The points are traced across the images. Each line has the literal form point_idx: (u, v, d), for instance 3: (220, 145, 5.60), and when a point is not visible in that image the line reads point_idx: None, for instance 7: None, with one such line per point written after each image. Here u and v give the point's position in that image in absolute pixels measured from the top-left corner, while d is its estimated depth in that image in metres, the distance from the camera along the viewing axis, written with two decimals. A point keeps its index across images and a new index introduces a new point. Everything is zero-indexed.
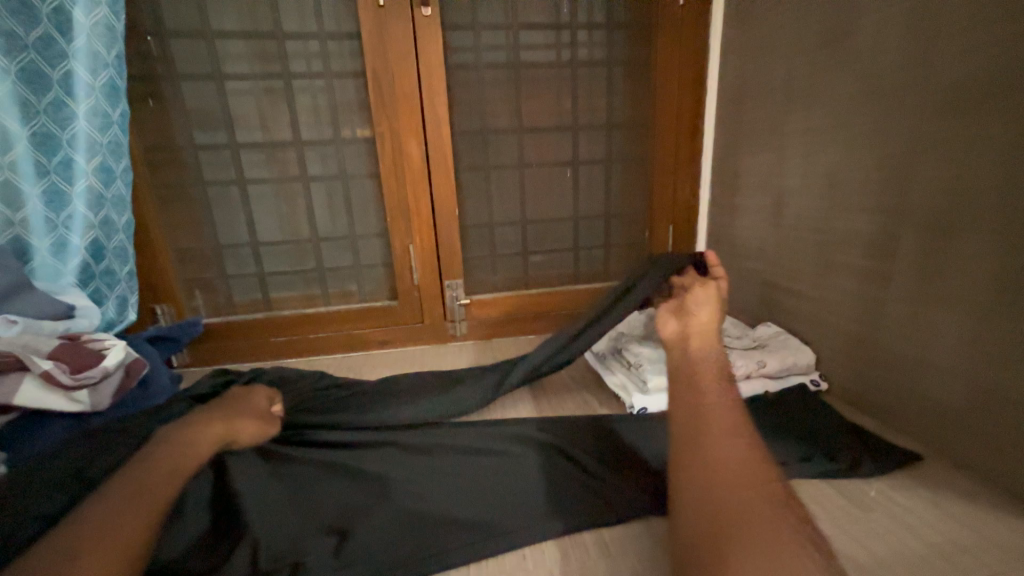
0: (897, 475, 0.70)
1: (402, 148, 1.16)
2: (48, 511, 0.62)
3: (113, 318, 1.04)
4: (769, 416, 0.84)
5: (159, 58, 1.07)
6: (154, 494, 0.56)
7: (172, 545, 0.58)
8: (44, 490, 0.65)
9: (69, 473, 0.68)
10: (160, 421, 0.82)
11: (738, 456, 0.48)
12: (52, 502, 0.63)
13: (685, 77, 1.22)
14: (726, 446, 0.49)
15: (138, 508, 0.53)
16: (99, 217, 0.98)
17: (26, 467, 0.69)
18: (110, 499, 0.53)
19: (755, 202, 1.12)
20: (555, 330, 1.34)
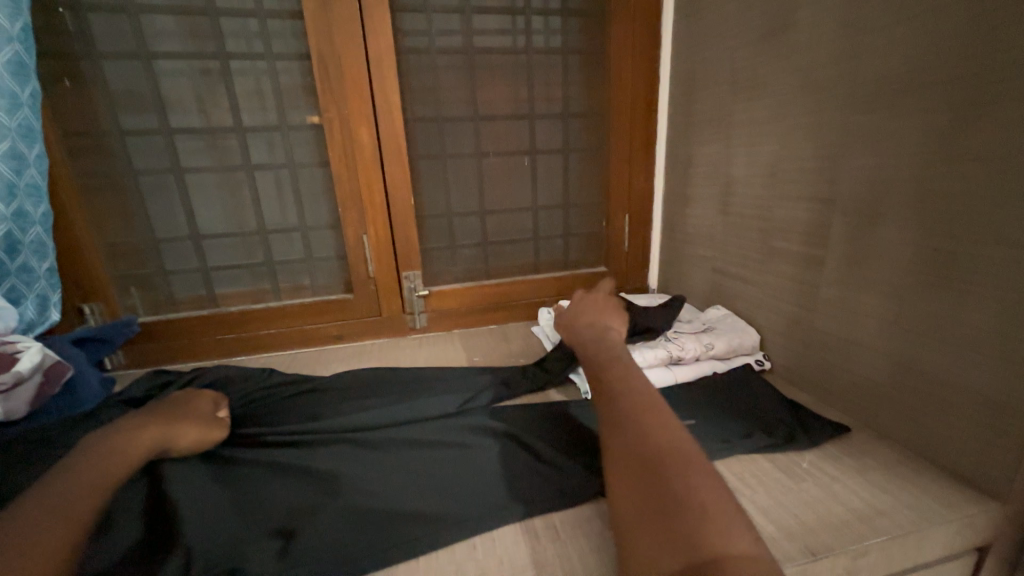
0: (828, 447, 0.75)
1: (352, 136, 1.11)
2: None
3: (33, 319, 0.95)
4: (717, 397, 0.87)
5: (76, 35, 0.98)
6: (76, 506, 0.52)
7: (96, 557, 0.54)
8: None
9: None
10: (88, 430, 0.76)
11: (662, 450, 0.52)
12: None
13: (638, 68, 1.23)
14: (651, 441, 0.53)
15: (55, 520, 0.49)
16: (13, 209, 0.88)
17: None
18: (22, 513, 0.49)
19: (706, 192, 1.16)
20: (516, 320, 1.35)
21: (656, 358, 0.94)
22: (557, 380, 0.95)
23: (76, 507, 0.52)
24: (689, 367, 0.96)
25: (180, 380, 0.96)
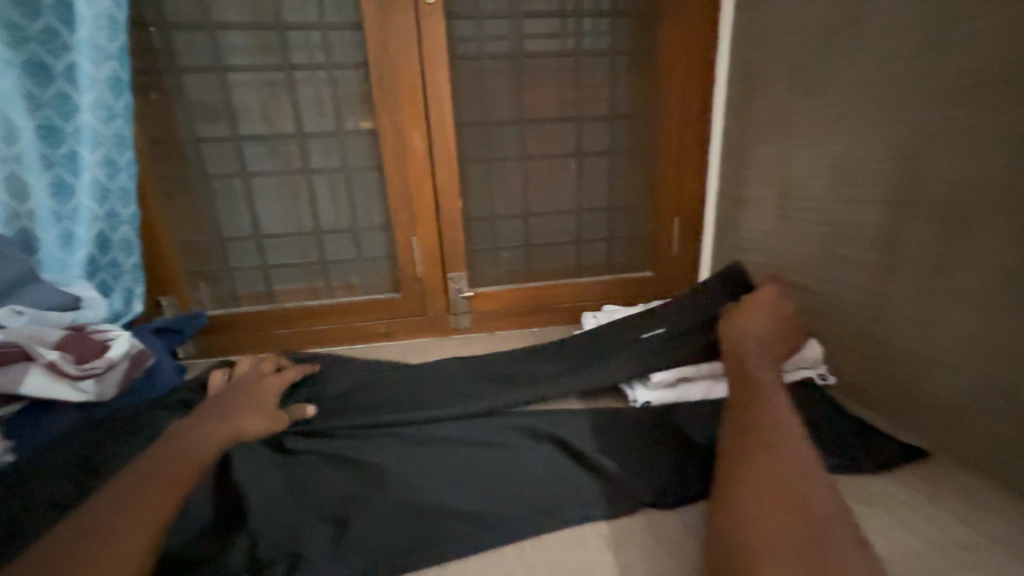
0: (899, 471, 0.70)
1: (403, 139, 1.15)
2: (58, 500, 0.64)
3: (119, 310, 1.04)
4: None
5: (160, 51, 1.07)
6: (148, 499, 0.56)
7: (177, 531, 0.59)
8: (58, 479, 0.67)
9: (79, 465, 0.69)
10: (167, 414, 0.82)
11: (781, 474, 0.52)
12: (63, 491, 0.65)
13: (691, 67, 1.20)
14: (771, 464, 0.54)
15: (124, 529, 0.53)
16: (104, 209, 0.98)
17: (33, 460, 0.70)
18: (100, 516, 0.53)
19: (762, 195, 1.10)
20: (558, 323, 1.34)
21: (709, 369, 0.90)
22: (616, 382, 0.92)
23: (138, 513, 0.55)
24: None
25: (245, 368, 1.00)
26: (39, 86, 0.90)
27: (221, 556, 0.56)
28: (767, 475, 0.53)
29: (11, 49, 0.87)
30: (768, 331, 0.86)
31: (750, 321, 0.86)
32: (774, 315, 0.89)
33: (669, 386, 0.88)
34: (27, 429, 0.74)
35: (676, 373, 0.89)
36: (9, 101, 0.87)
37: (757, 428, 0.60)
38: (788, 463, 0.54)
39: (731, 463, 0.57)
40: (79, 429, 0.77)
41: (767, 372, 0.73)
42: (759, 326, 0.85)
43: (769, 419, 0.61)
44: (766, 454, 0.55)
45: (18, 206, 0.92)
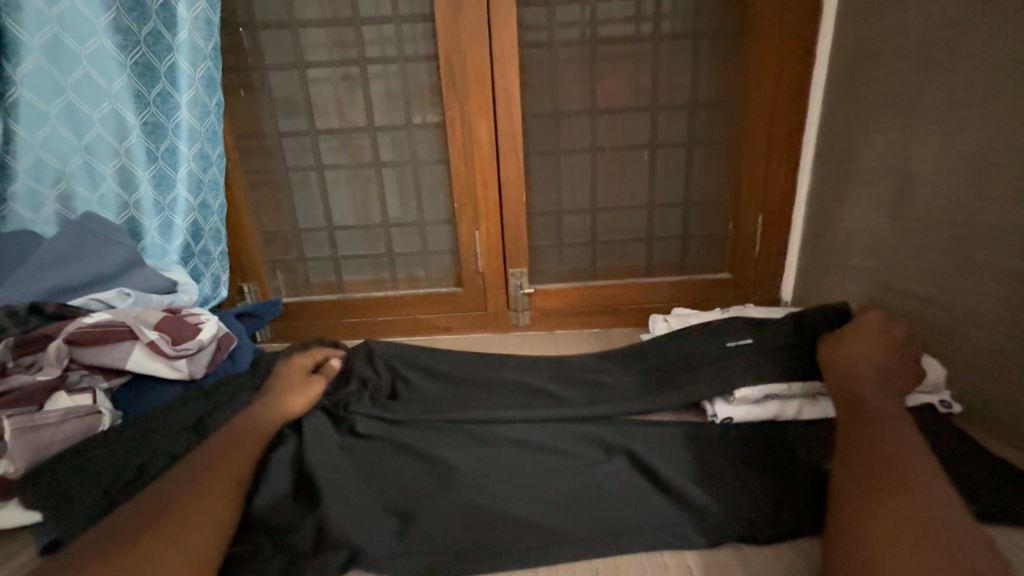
0: None
1: (472, 132, 1.13)
2: (170, 450, 0.68)
3: (208, 294, 1.12)
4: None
5: (249, 50, 1.12)
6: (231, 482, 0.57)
7: (261, 495, 0.62)
8: (173, 432, 0.72)
9: (189, 423, 0.74)
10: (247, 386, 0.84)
11: (914, 521, 0.46)
12: (176, 444, 0.70)
13: (788, 45, 1.07)
14: (899, 507, 0.48)
15: (212, 501, 0.55)
16: (198, 200, 1.05)
17: (149, 413, 0.75)
18: (194, 486, 0.56)
19: (873, 190, 0.97)
20: (623, 325, 1.27)
21: (802, 388, 0.80)
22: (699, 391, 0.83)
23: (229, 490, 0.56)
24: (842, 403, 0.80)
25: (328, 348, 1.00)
26: (146, 85, 0.96)
27: (296, 530, 0.58)
28: (896, 520, 0.46)
29: (124, 51, 0.93)
30: (887, 353, 0.75)
31: (857, 344, 0.76)
32: (892, 337, 0.78)
33: (756, 403, 0.79)
34: (133, 400, 0.79)
35: (764, 389, 0.79)
36: (122, 100, 0.95)
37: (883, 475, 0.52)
38: (923, 510, 0.47)
39: (848, 504, 0.50)
40: (189, 395, 0.80)
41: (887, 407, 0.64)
42: (871, 349, 0.75)
43: (892, 459, 0.54)
44: (892, 499, 0.49)
45: (128, 197, 1.00)
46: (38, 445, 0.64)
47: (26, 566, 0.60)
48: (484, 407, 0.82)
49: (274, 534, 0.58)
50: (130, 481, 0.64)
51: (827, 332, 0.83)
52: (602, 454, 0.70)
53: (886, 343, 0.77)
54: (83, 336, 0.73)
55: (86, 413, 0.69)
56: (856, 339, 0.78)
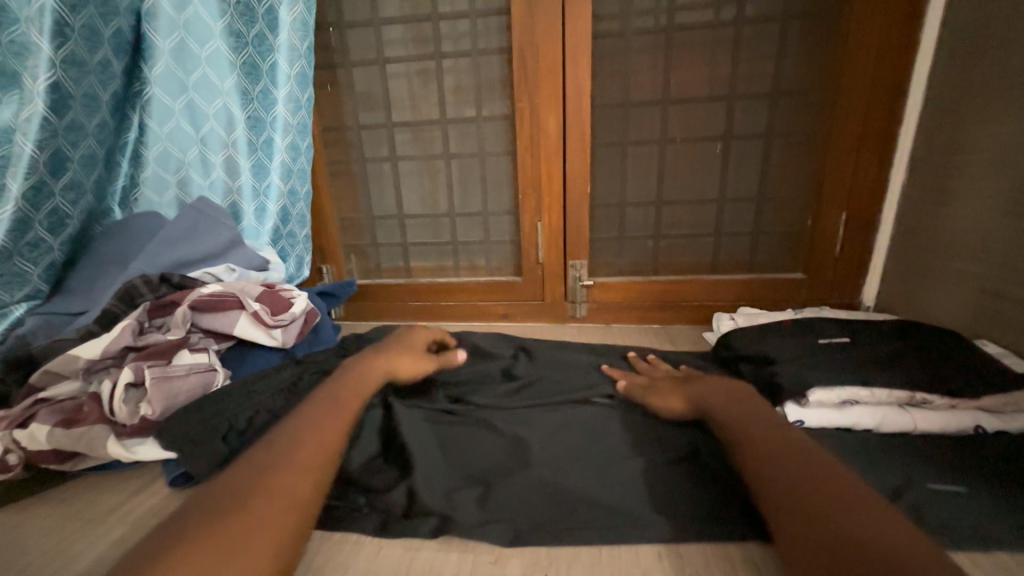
0: None
1: (540, 124, 1.15)
2: (275, 407, 0.79)
3: (292, 273, 1.24)
4: (1008, 474, 0.63)
5: (337, 48, 1.21)
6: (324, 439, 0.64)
7: (355, 457, 0.69)
8: (278, 393, 0.82)
9: (289, 385, 0.84)
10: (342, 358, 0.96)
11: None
12: (279, 402, 0.80)
13: (888, 29, 0.99)
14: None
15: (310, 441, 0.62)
16: (288, 187, 1.18)
17: (254, 375, 0.85)
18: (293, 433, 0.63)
19: (985, 187, 0.87)
20: (684, 322, 1.24)
21: (890, 396, 0.75)
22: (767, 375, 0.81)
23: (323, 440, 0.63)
24: (939, 415, 0.73)
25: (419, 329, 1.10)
26: (251, 83, 1.08)
27: (386, 492, 0.65)
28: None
29: (235, 52, 1.04)
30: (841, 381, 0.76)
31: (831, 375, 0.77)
32: (817, 359, 0.81)
33: (834, 408, 0.75)
34: (236, 361, 0.89)
35: (843, 394, 0.75)
36: (232, 96, 1.06)
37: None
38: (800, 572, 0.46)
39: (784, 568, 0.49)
40: (286, 361, 0.91)
41: (789, 449, 0.56)
42: (836, 377, 0.77)
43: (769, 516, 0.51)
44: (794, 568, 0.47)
45: (232, 183, 1.12)
46: (168, 394, 0.74)
47: (157, 492, 0.71)
48: (554, 397, 0.85)
49: (368, 492, 0.65)
50: (244, 429, 0.74)
51: (893, 345, 0.84)
52: (682, 449, 0.70)
53: (833, 368, 0.78)
54: (203, 303, 0.84)
55: (205, 369, 0.80)
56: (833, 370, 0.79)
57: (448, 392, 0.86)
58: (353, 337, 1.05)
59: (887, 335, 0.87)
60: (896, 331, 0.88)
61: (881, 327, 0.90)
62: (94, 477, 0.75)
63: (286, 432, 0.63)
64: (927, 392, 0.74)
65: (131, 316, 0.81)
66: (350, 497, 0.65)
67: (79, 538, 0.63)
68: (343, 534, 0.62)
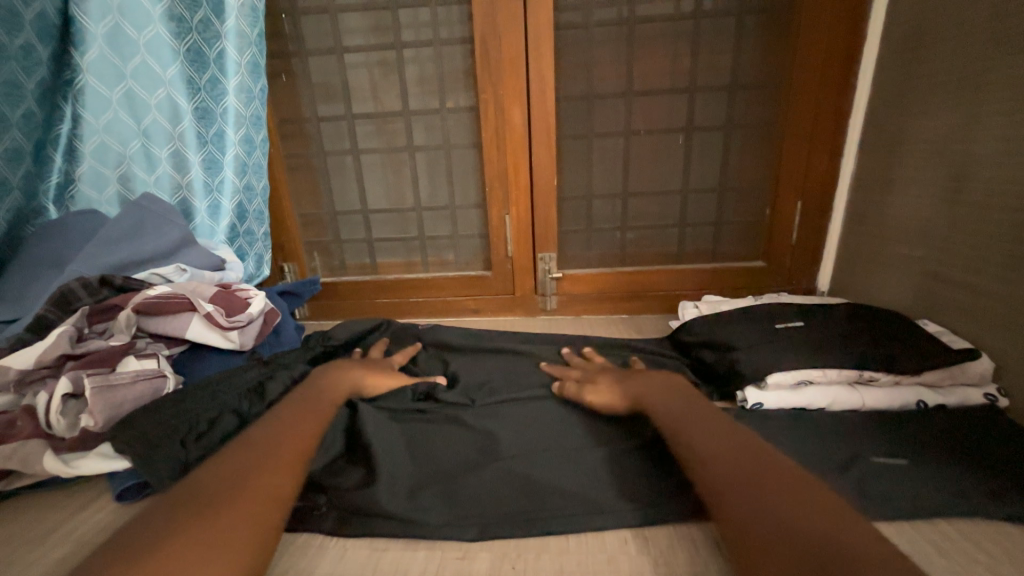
0: None
1: (505, 115, 1.13)
2: (238, 410, 0.76)
3: (252, 273, 1.19)
4: (941, 445, 0.68)
5: (292, 37, 1.16)
6: (284, 444, 0.61)
7: (317, 458, 0.67)
8: (240, 396, 0.79)
9: (252, 388, 0.81)
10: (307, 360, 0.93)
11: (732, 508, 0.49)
12: (242, 404, 0.77)
13: (837, 26, 1.03)
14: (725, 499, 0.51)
15: (265, 444, 0.60)
16: (243, 182, 1.11)
17: (212, 378, 0.82)
18: (249, 437, 0.61)
19: (925, 175, 0.92)
20: (651, 312, 1.26)
21: (840, 375, 0.79)
22: (727, 361, 0.84)
23: (282, 443, 0.61)
24: (884, 391, 0.77)
25: (390, 326, 1.08)
26: (197, 72, 1.02)
27: (350, 493, 0.63)
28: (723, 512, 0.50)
29: (178, 39, 0.98)
30: (794, 363, 0.80)
31: (787, 359, 0.80)
32: (771, 342, 0.85)
33: (790, 389, 0.78)
34: (191, 366, 0.85)
35: (799, 376, 0.79)
36: (176, 86, 1.00)
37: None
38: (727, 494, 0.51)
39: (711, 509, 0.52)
40: (252, 364, 0.88)
41: (748, 438, 0.58)
42: (791, 360, 0.80)
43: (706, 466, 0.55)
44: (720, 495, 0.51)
45: (181, 178, 1.05)
46: (113, 402, 0.70)
47: (105, 508, 0.67)
48: (523, 392, 0.85)
49: (331, 495, 0.63)
50: (204, 433, 0.71)
51: (844, 327, 0.88)
52: (648, 434, 0.71)
53: (786, 351, 0.82)
54: (149, 306, 0.79)
55: (154, 376, 0.75)
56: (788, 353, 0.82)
57: (417, 389, 0.85)
58: (318, 334, 1.03)
59: (837, 317, 0.92)
60: (845, 313, 0.92)
61: (832, 310, 0.94)
62: (32, 496, 0.70)
63: (242, 439, 0.60)
64: (874, 370, 0.79)
65: (68, 323, 0.75)
66: (311, 500, 0.63)
67: (16, 561, 0.58)
68: (306, 540, 0.60)
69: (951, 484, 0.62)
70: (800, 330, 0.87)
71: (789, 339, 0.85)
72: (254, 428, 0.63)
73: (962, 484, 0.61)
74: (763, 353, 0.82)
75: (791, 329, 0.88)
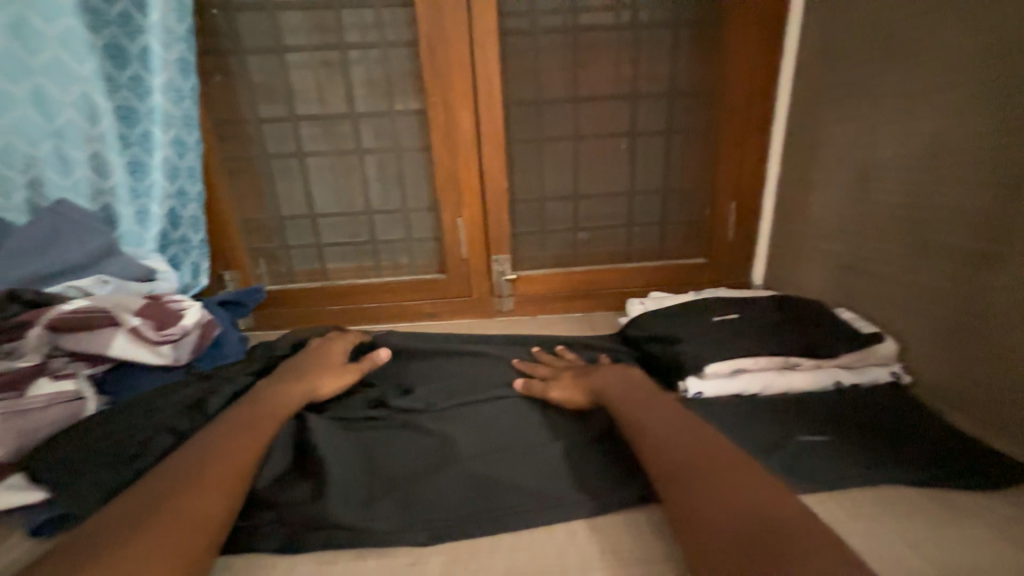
0: (1005, 492, 0.62)
1: (454, 119, 1.14)
2: (174, 428, 0.71)
3: (188, 283, 1.11)
4: (856, 421, 0.75)
5: (226, 33, 1.10)
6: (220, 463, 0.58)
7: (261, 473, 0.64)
8: (177, 414, 0.73)
9: (191, 405, 0.75)
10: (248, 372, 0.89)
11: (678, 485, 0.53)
12: (178, 422, 0.72)
13: (761, 40, 1.11)
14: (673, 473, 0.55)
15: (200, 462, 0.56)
16: (175, 187, 1.04)
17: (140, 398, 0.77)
18: (182, 458, 0.57)
19: (837, 177, 1.02)
20: (603, 310, 1.31)
21: (770, 361, 0.85)
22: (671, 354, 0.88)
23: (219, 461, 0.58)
24: (808, 374, 0.84)
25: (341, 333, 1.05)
26: (117, 68, 0.97)
27: (299, 507, 0.61)
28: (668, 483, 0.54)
29: (93, 32, 0.93)
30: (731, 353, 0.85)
31: (725, 349, 0.86)
32: (710, 334, 0.90)
33: (727, 377, 0.84)
34: (118, 385, 0.80)
35: (734, 364, 0.84)
36: (93, 83, 0.92)
37: (762, 563, 0.41)
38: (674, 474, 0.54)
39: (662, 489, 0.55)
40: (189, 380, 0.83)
41: (688, 425, 0.62)
42: (729, 351, 0.86)
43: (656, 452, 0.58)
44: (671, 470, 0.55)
45: (102, 183, 0.98)
46: (21, 430, 0.65)
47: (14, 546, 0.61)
48: (480, 393, 0.84)
49: (278, 511, 0.61)
50: (136, 455, 0.66)
51: (774, 317, 0.95)
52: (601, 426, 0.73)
53: (724, 342, 0.88)
54: (65, 322, 0.73)
55: (70, 399, 0.70)
56: (726, 344, 0.87)
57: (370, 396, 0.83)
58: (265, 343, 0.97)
59: (767, 308, 0.99)
60: (775, 305, 1.00)
61: (764, 302, 1.01)
62: None
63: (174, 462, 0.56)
64: (799, 356, 0.86)
65: None
66: (255, 517, 0.61)
67: None
68: (248, 559, 0.58)
69: (865, 457, 0.68)
70: (736, 322, 0.94)
71: (726, 330, 0.91)
72: (189, 448, 0.59)
73: (873, 457, 0.68)
74: (703, 345, 0.87)
75: (728, 320, 0.94)
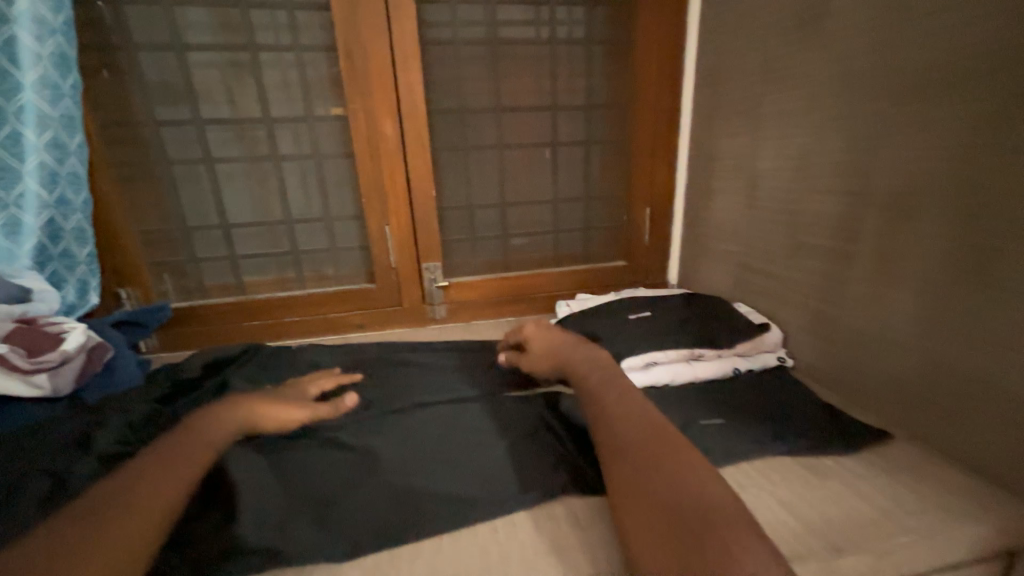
0: (862, 453, 0.72)
1: (377, 126, 1.12)
2: (48, 465, 0.63)
3: (73, 303, 1.00)
4: (749, 403, 0.84)
5: (114, 27, 1.00)
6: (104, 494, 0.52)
7: None
8: (55, 451, 0.66)
9: (74, 441, 0.68)
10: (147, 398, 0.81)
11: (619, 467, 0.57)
12: (56, 459, 0.64)
13: (664, 60, 1.22)
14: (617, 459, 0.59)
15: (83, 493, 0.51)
16: (54, 195, 0.93)
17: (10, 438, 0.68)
18: None
19: (732, 185, 1.13)
20: (534, 313, 1.35)
21: (677, 353, 0.93)
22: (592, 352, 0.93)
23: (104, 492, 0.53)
24: (710, 362, 0.93)
25: (258, 350, 0.99)
26: None
27: (203, 538, 0.57)
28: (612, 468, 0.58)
29: None
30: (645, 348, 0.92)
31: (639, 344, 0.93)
32: (626, 331, 0.97)
33: (641, 370, 0.90)
34: None
35: (647, 358, 0.91)
36: None
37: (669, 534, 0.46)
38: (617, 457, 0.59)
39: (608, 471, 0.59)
40: (71, 413, 0.75)
41: (601, 417, 0.66)
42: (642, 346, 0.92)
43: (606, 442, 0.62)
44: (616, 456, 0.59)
45: None
46: None
47: None
48: (408, 403, 0.84)
49: (177, 543, 0.56)
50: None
51: (682, 313, 1.04)
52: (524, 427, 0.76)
53: (638, 338, 0.95)
54: None
55: None
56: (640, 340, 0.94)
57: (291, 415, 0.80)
58: (166, 368, 0.91)
59: (677, 305, 1.08)
60: (683, 302, 1.09)
61: (674, 300, 1.11)
62: None
63: None
64: (703, 347, 0.94)
65: None
66: None
67: None
68: None
69: (755, 433, 0.76)
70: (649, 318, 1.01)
71: (640, 327, 0.98)
72: None
73: (761, 433, 0.76)
74: (619, 342, 0.93)
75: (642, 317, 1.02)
